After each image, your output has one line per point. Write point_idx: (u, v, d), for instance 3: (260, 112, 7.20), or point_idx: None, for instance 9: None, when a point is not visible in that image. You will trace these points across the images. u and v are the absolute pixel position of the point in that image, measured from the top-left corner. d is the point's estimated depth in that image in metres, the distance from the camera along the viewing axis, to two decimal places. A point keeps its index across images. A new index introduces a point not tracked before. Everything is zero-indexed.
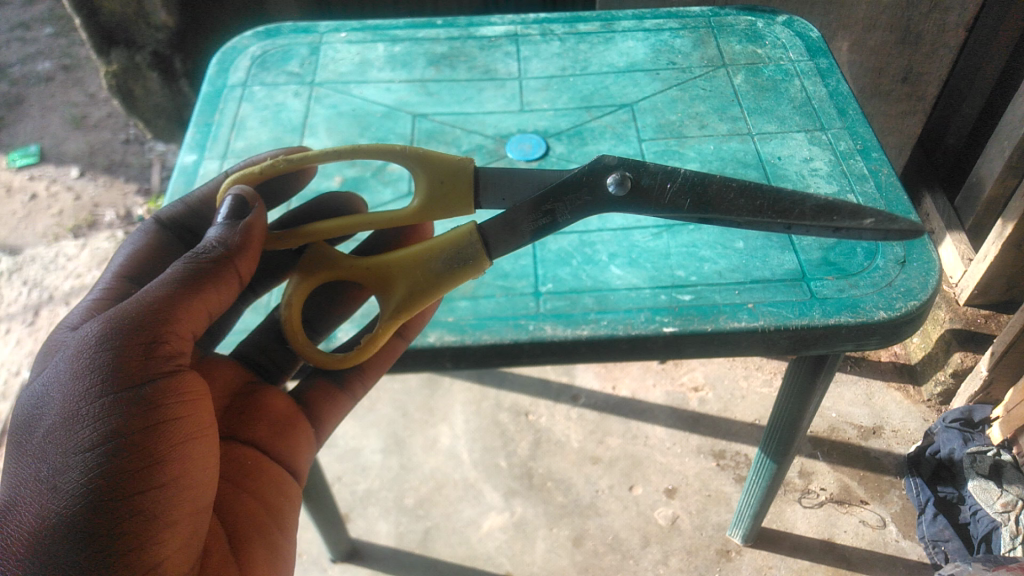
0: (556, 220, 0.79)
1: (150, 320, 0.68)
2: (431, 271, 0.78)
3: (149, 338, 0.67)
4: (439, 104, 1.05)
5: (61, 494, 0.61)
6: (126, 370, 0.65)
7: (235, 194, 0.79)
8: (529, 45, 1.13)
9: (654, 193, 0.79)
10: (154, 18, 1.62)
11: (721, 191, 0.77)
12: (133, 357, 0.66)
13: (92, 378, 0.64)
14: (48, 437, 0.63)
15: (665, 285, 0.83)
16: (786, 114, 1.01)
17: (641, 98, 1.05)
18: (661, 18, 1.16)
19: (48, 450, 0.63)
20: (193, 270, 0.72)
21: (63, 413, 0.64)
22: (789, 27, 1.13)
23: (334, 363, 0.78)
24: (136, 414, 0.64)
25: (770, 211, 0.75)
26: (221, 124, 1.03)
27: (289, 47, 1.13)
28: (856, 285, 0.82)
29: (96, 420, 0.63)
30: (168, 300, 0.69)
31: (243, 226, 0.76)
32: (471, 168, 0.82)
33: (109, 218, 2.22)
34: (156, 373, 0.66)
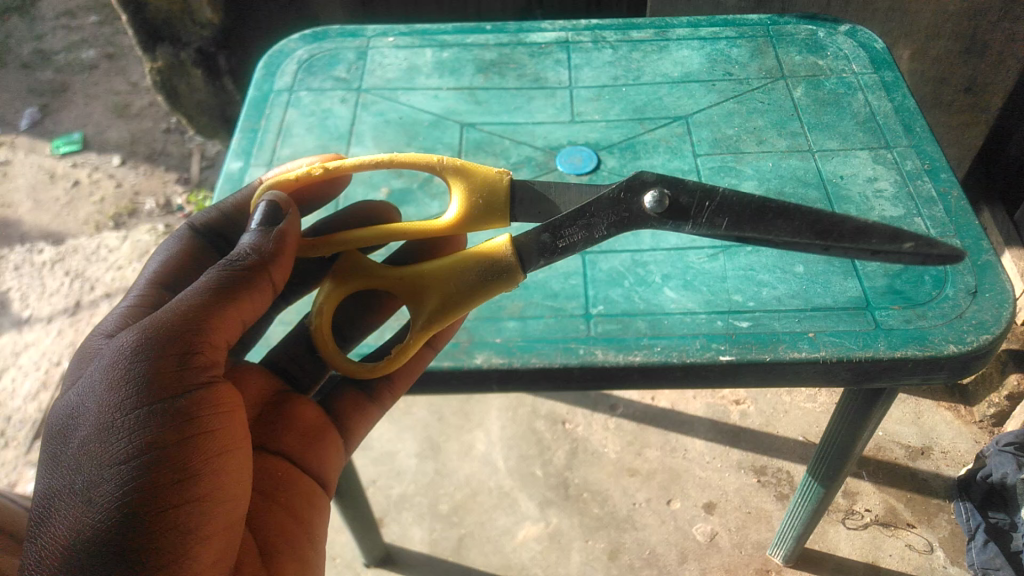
0: (591, 235, 0.76)
1: (185, 329, 0.67)
2: (461, 283, 0.76)
3: (184, 348, 0.66)
4: (487, 114, 1.03)
5: (96, 507, 0.60)
6: (162, 381, 0.64)
7: (269, 199, 0.77)
8: (580, 53, 1.10)
9: (691, 213, 0.74)
10: (200, 16, 1.60)
11: (760, 212, 0.72)
12: (169, 366, 0.65)
13: (128, 389, 0.64)
14: (82, 447, 0.62)
15: (722, 310, 0.80)
16: (848, 130, 0.97)
17: (696, 110, 1.01)
18: (717, 26, 1.12)
19: (82, 461, 0.62)
20: (228, 277, 0.71)
21: (99, 424, 0.63)
22: (852, 37, 1.09)
23: (364, 372, 0.76)
24: (171, 425, 0.63)
25: (810, 232, 0.71)
26: (267, 130, 1.01)
27: (336, 51, 1.12)
28: (924, 316, 0.78)
29: (131, 430, 0.62)
30: (204, 308, 0.68)
31: (277, 233, 0.75)
32: (508, 181, 0.81)
33: (150, 208, 2.24)
34: (191, 383, 0.66)
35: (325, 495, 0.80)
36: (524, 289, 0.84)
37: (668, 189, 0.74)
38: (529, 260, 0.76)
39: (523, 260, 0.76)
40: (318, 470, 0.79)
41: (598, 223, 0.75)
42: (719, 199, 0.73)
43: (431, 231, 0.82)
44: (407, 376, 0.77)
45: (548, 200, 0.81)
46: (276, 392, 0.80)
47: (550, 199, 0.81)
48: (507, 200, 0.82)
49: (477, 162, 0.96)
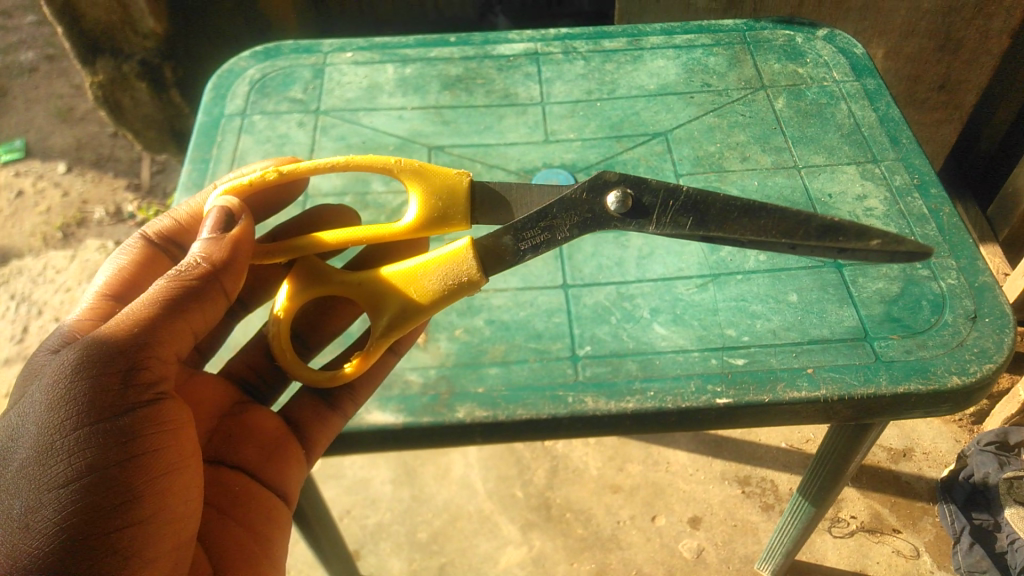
0: (555, 236, 0.72)
1: (127, 342, 0.61)
2: (423, 289, 0.72)
3: (128, 361, 0.61)
4: (456, 135, 0.97)
5: (30, 532, 0.57)
6: (102, 399, 0.60)
7: (220, 207, 0.69)
8: (551, 66, 1.04)
9: (654, 212, 0.72)
10: (142, 26, 1.50)
11: (721, 210, 0.70)
12: (110, 381, 0.60)
13: (67, 405, 0.59)
14: (18, 468, 0.59)
15: (716, 346, 0.76)
16: (834, 144, 0.93)
17: (675, 126, 0.96)
18: (692, 33, 1.07)
19: (17, 484, 0.58)
20: (175, 288, 0.63)
21: (37, 445, 0.59)
22: (831, 42, 1.05)
23: (326, 380, 0.70)
24: (113, 445, 0.59)
25: (776, 232, 0.69)
26: (219, 160, 0.94)
27: (291, 69, 1.04)
28: (924, 345, 0.75)
29: (70, 452, 0.58)
30: (150, 317, 0.62)
31: (229, 241, 0.67)
32: (468, 183, 0.76)
33: (99, 217, 2.14)
34: (136, 400, 0.61)
35: (288, 503, 0.73)
36: (506, 330, 0.78)
37: (629, 190, 0.72)
38: (490, 262, 0.73)
39: (482, 261, 0.72)
40: (279, 481, 0.72)
41: (563, 222, 0.73)
42: (684, 199, 0.71)
43: (390, 234, 0.76)
44: (371, 380, 0.73)
45: (508, 204, 0.76)
46: (235, 403, 0.73)
47: (510, 200, 0.77)
48: (468, 202, 0.76)
49: None
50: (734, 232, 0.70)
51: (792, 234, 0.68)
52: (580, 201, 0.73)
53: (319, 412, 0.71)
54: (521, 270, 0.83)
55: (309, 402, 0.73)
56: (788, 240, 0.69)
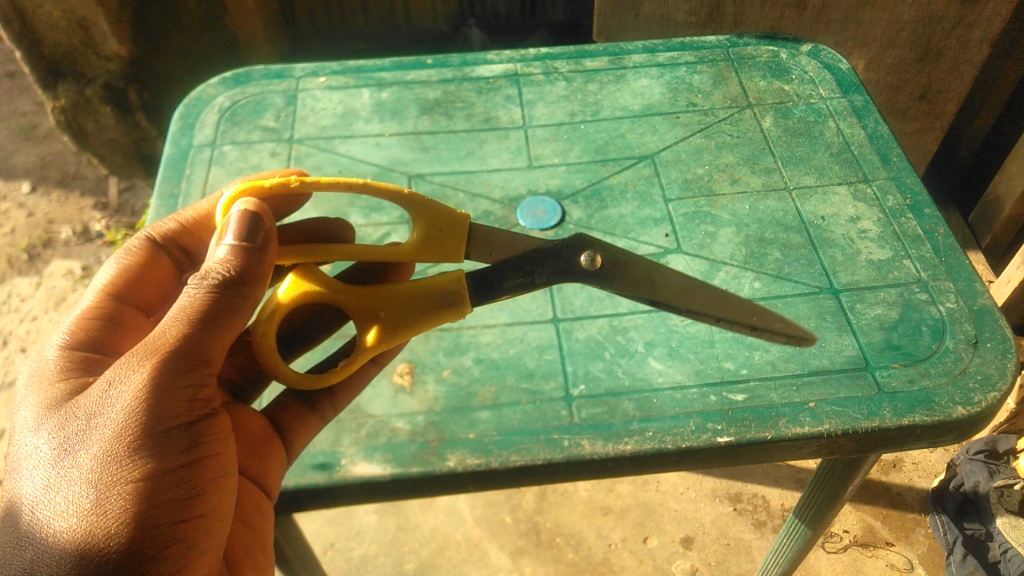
0: (534, 279, 0.72)
1: (196, 347, 0.62)
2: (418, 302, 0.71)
3: (188, 365, 0.61)
4: (437, 162, 0.93)
5: (101, 520, 0.58)
6: (163, 399, 0.60)
7: (245, 210, 0.66)
8: (532, 87, 1.01)
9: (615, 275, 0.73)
10: (104, 47, 1.44)
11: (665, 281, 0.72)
12: (172, 382, 0.61)
13: (128, 401, 0.60)
14: (91, 455, 0.59)
15: (714, 381, 0.73)
16: (824, 163, 0.91)
17: (662, 148, 0.94)
18: (675, 51, 1.05)
19: (90, 471, 0.58)
20: (227, 297, 0.63)
21: (109, 436, 0.59)
22: (816, 57, 1.03)
23: (319, 380, 0.68)
24: (175, 443, 0.61)
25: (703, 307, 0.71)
26: (190, 194, 0.90)
27: (262, 96, 1.01)
28: (926, 374, 0.73)
29: (134, 446, 0.59)
30: (215, 326, 0.63)
31: (262, 252, 0.65)
32: (467, 223, 0.74)
33: (65, 236, 2.08)
34: (195, 401, 0.62)
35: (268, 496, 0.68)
36: (496, 370, 0.75)
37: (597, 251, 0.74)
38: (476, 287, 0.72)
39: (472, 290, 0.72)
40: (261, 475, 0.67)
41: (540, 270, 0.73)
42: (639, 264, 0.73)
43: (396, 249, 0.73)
44: (349, 389, 0.72)
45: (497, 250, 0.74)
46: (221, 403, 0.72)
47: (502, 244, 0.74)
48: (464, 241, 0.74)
49: None
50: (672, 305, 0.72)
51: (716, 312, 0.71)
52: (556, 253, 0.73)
53: (301, 415, 0.70)
54: (509, 304, 0.80)
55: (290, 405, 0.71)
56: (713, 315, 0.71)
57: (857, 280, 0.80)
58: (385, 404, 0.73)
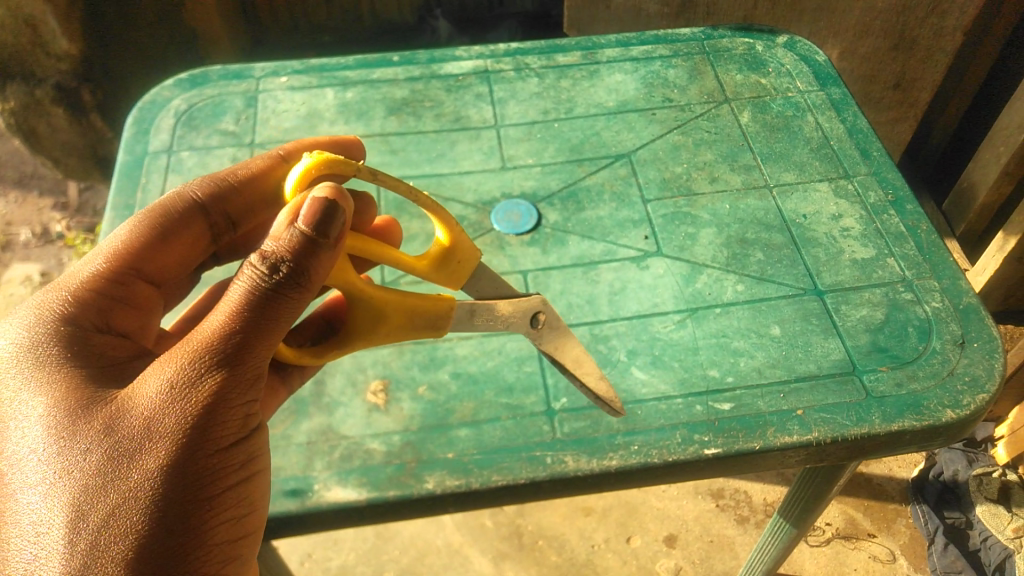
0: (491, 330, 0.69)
1: (259, 357, 0.55)
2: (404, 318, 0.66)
3: (250, 376, 0.55)
4: (406, 165, 0.90)
5: (159, 535, 0.51)
6: (221, 412, 0.54)
7: (323, 200, 0.55)
8: (503, 84, 0.98)
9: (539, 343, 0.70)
10: (54, 47, 1.38)
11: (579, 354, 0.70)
12: (230, 393, 0.54)
13: (187, 412, 0.53)
14: (145, 469, 0.51)
15: (699, 391, 0.71)
16: (804, 159, 0.89)
17: (638, 146, 0.91)
18: (649, 44, 1.02)
19: (145, 487, 0.51)
20: (293, 302, 0.55)
21: (166, 451, 0.52)
22: (792, 49, 1.01)
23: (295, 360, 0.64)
24: (228, 458, 0.55)
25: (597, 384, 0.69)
26: (146, 205, 0.85)
27: (220, 98, 0.96)
28: (915, 377, 0.71)
29: (190, 460, 0.52)
30: (277, 335, 0.56)
31: (333, 254, 0.56)
32: (475, 260, 0.68)
33: (25, 238, 2.00)
34: (246, 415, 0.56)
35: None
36: (474, 384, 0.72)
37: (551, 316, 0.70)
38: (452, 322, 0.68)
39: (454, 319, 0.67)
40: None
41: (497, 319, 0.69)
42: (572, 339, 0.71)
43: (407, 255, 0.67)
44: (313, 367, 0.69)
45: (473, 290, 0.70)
46: None
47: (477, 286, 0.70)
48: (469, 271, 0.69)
49: (399, 229, 0.84)
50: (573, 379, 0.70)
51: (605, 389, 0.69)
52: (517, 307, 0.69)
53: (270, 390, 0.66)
54: None
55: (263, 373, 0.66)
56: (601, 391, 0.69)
57: (841, 280, 0.78)
58: (358, 424, 0.70)
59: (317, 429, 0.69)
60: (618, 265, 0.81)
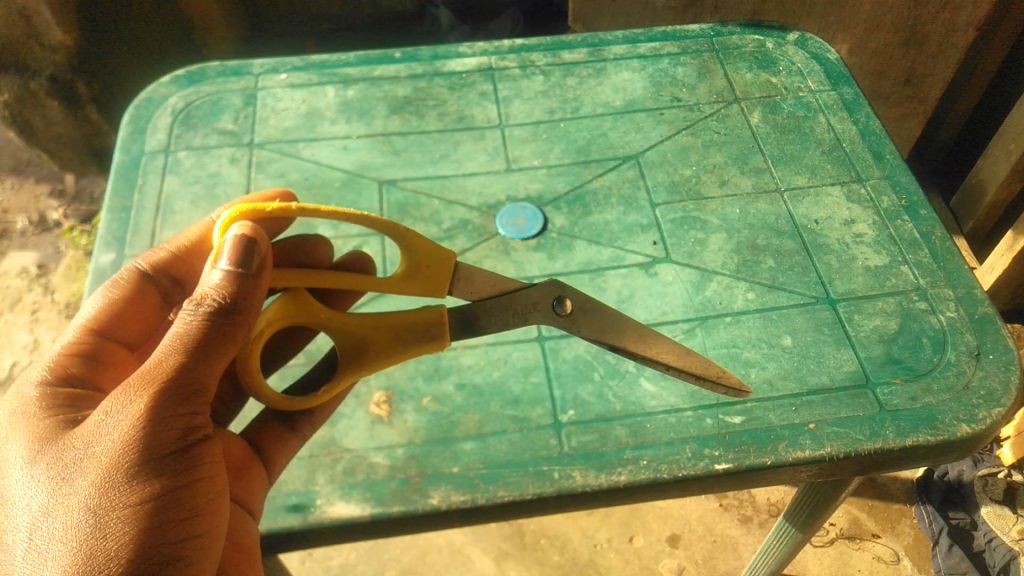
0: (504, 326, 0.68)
1: (192, 373, 0.55)
2: (393, 339, 0.66)
3: (187, 391, 0.55)
4: (409, 166, 0.88)
5: (104, 547, 0.51)
6: (160, 427, 0.54)
7: (237, 235, 0.58)
8: (508, 82, 0.96)
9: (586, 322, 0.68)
10: (48, 38, 1.35)
11: (639, 333, 0.68)
12: (168, 407, 0.54)
13: (124, 429, 0.53)
14: (84, 485, 0.53)
15: (710, 403, 0.69)
16: (815, 162, 0.87)
17: (646, 147, 0.89)
18: (657, 41, 1.00)
19: (85, 503, 0.52)
20: (219, 325, 0.56)
21: (104, 467, 0.53)
22: (803, 47, 0.99)
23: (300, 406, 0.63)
24: (174, 468, 0.55)
25: (687, 363, 0.68)
26: (142, 208, 0.83)
27: (217, 95, 0.94)
28: (929, 390, 0.70)
29: (131, 474, 0.53)
30: (213, 351, 0.56)
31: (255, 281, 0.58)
32: (453, 258, 0.68)
33: (22, 226, 1.93)
34: (191, 429, 0.56)
35: (254, 516, 0.62)
36: (479, 396, 0.70)
37: (574, 298, 0.69)
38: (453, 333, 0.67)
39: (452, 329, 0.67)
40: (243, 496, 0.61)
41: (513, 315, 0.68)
42: (612, 314, 0.69)
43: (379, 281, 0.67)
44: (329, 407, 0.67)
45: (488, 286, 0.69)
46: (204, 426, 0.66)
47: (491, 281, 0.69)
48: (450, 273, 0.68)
49: (401, 233, 0.82)
50: (662, 366, 0.68)
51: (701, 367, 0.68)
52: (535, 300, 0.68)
53: (281, 438, 0.65)
54: None
55: (271, 423, 0.65)
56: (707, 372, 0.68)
57: (854, 288, 0.77)
58: (361, 436, 0.68)
59: (319, 441, 0.68)
60: (626, 272, 0.79)
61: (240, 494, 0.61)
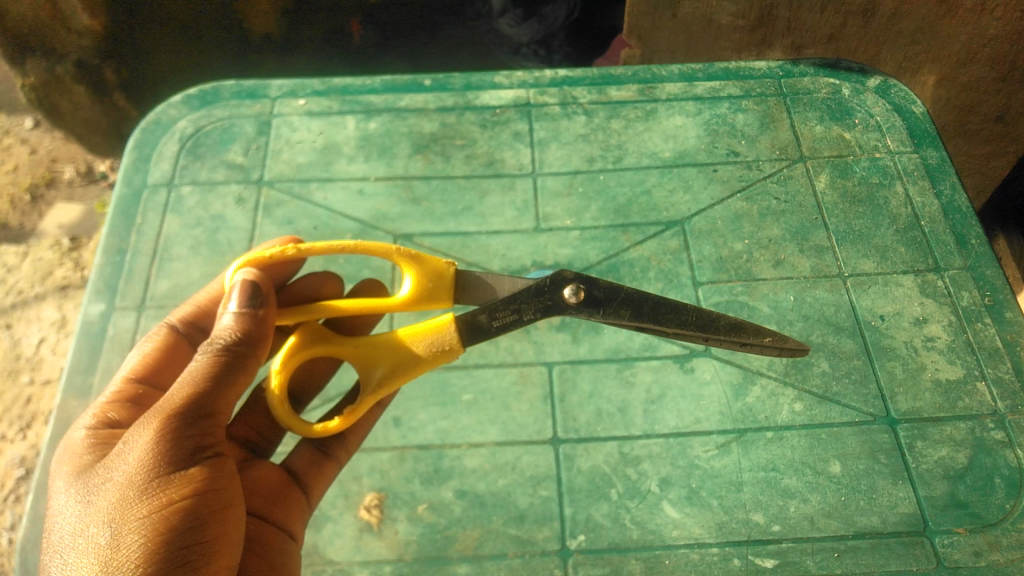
0: (521, 318, 0.64)
1: (201, 396, 0.57)
2: (410, 354, 0.64)
3: (195, 413, 0.56)
4: (429, 218, 0.80)
5: (117, 557, 0.51)
6: (171, 446, 0.55)
7: (242, 280, 0.61)
8: (546, 122, 0.86)
9: (608, 307, 0.64)
10: (75, 21, 1.25)
11: (658, 308, 0.64)
12: (177, 428, 0.55)
13: (138, 450, 0.54)
14: (105, 505, 0.53)
15: (739, 540, 0.62)
16: (887, 243, 0.76)
17: (694, 211, 0.79)
18: (717, 79, 0.89)
19: (108, 520, 0.53)
20: (225, 358, 0.58)
21: (123, 485, 0.54)
22: (885, 96, 0.87)
23: (328, 430, 0.61)
24: (186, 481, 0.55)
25: (724, 327, 0.64)
26: (139, 251, 0.77)
27: (229, 121, 0.86)
28: (996, 545, 0.61)
29: (145, 489, 0.54)
30: (219, 378, 0.58)
31: (257, 317, 0.60)
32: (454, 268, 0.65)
33: (69, 176, 1.56)
34: (202, 447, 0.56)
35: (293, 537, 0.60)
36: (481, 508, 0.63)
37: (582, 282, 0.65)
38: (469, 335, 0.64)
39: (464, 333, 0.64)
40: (282, 519, 0.60)
41: (528, 303, 0.64)
42: (622, 291, 0.65)
43: (388, 305, 0.65)
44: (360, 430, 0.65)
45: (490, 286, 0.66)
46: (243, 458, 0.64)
47: (489, 279, 0.66)
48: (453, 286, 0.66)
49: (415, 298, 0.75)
50: (702, 336, 0.65)
51: (744, 332, 0.64)
52: (542, 285, 0.64)
53: (315, 461, 0.63)
54: (500, 416, 0.68)
55: (306, 450, 0.63)
56: (754, 336, 0.65)
57: (919, 407, 0.67)
58: (347, 547, 0.62)
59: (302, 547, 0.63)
60: (658, 364, 0.70)
61: (278, 518, 0.60)
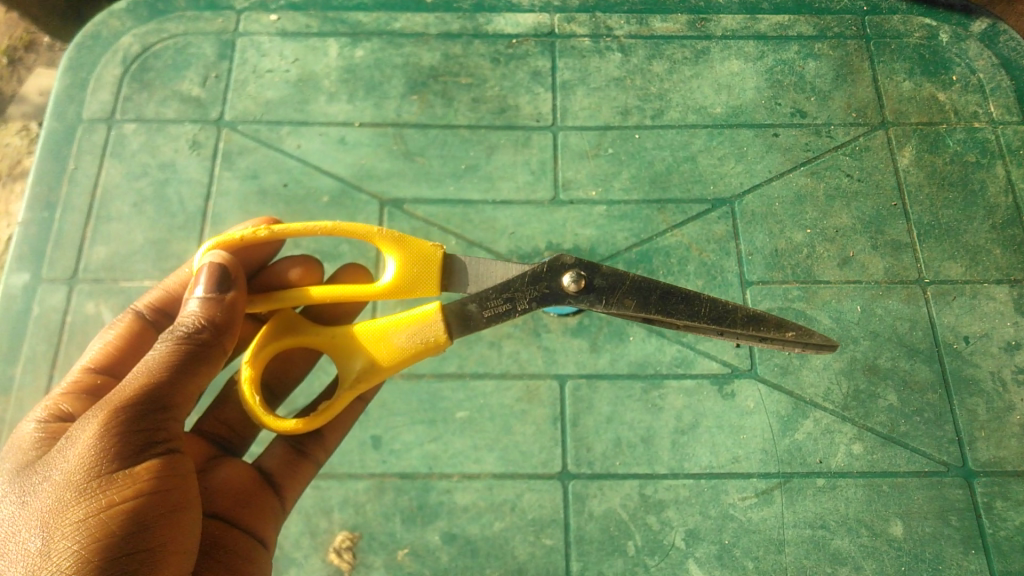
0: (513, 312, 0.49)
1: (160, 383, 0.43)
2: (393, 348, 0.49)
3: (151, 403, 0.43)
4: (423, 179, 0.65)
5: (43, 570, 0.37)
6: (119, 438, 0.41)
7: (212, 262, 0.47)
8: (573, 61, 0.70)
9: (615, 296, 0.49)
10: None
11: (668, 297, 0.49)
12: (127, 418, 0.42)
13: (81, 443, 0.41)
14: (34, 507, 0.40)
15: None
16: (979, 242, 0.63)
17: (748, 187, 0.65)
18: (786, 14, 0.72)
19: (34, 525, 0.39)
20: (189, 349, 0.45)
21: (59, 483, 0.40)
22: (992, 45, 0.70)
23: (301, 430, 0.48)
24: (138, 481, 0.41)
25: (742, 321, 0.49)
26: (71, 206, 0.64)
27: (184, 39, 0.70)
28: None
29: (84, 490, 0.40)
30: (182, 367, 0.44)
31: (228, 306, 0.46)
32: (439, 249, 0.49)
33: None
34: (155, 446, 0.43)
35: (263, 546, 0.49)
36: (472, 557, 0.54)
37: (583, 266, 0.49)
38: (460, 328, 0.49)
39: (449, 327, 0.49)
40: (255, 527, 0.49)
41: (522, 291, 0.49)
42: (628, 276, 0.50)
43: (366, 293, 0.49)
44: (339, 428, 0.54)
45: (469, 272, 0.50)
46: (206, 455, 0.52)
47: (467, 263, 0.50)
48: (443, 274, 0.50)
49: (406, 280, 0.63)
50: (716, 330, 0.50)
51: (763, 326, 0.49)
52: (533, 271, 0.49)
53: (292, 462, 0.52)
54: (500, 442, 0.57)
55: (280, 449, 0.53)
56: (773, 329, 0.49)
57: (1001, 457, 0.56)
58: None
59: None
60: (693, 386, 0.58)
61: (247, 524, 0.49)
